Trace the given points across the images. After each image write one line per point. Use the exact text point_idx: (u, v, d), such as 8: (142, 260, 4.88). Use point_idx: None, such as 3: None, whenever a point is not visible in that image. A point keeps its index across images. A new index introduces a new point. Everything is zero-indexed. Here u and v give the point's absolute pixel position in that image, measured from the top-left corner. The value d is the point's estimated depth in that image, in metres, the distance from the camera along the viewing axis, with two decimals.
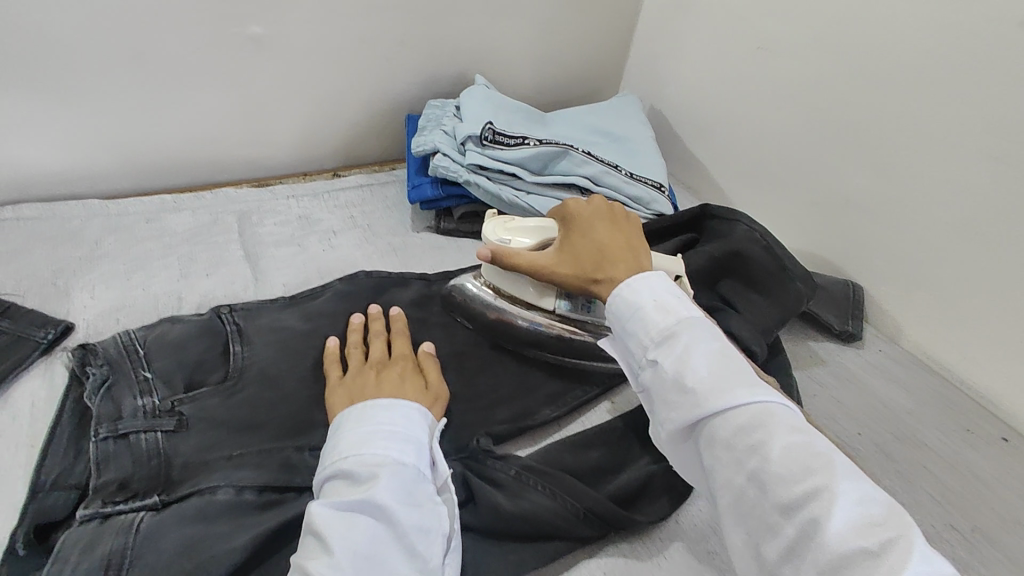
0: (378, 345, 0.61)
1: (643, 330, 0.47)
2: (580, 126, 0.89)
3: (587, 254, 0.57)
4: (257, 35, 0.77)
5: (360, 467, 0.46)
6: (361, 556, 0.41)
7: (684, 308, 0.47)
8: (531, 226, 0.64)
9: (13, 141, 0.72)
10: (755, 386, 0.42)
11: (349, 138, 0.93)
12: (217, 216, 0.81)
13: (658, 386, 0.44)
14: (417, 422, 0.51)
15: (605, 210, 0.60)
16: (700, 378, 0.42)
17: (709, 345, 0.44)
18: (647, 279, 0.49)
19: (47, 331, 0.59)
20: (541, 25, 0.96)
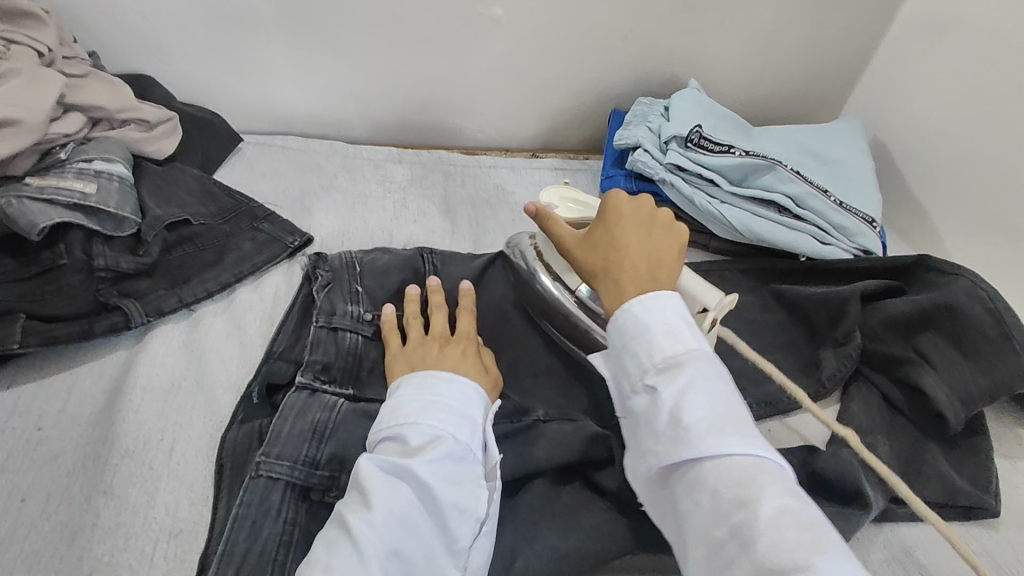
0: (440, 318, 0.60)
1: (648, 354, 0.44)
2: (791, 146, 0.86)
3: (609, 248, 0.51)
4: (497, 17, 0.85)
5: (410, 433, 0.47)
6: (397, 520, 0.43)
7: (690, 338, 0.44)
8: (581, 231, 0.59)
9: (296, 83, 0.88)
10: (747, 434, 0.40)
11: (554, 123, 0.99)
12: (429, 172, 0.91)
13: (648, 414, 0.42)
14: (473, 402, 0.51)
15: (644, 215, 0.53)
16: (698, 422, 0.40)
17: (712, 383, 0.42)
18: (651, 296, 0.46)
19: (294, 238, 0.70)
20: (768, 36, 0.93)
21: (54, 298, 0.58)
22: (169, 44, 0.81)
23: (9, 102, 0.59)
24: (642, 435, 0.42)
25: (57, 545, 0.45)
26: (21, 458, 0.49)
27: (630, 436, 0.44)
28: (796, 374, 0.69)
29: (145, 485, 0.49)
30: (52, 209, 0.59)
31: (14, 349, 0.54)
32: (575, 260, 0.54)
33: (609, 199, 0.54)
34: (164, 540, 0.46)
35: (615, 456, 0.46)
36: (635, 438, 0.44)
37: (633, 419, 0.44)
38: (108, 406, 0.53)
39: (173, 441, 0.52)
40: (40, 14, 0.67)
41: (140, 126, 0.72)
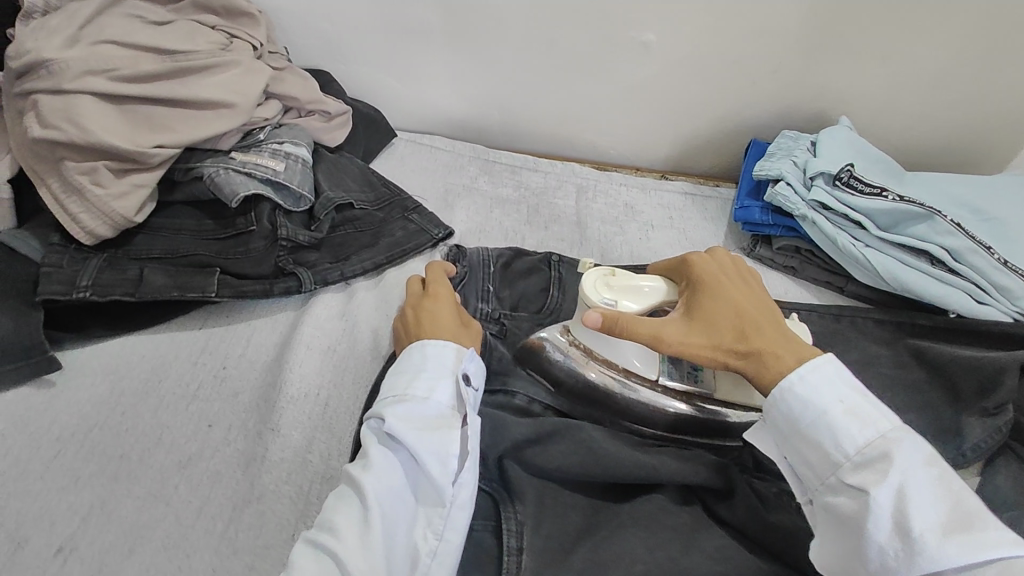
0: (414, 283, 0.64)
1: (834, 444, 0.46)
2: (949, 198, 0.81)
3: (723, 316, 0.55)
4: (649, 41, 0.87)
5: (386, 401, 0.51)
6: (383, 469, 0.47)
7: (879, 419, 0.46)
8: (635, 285, 0.58)
9: (450, 90, 0.95)
10: (987, 529, 0.41)
11: (689, 148, 1.00)
12: (562, 183, 0.95)
13: (861, 515, 0.43)
14: (444, 358, 0.53)
15: (724, 267, 0.59)
16: (926, 525, 0.41)
17: (923, 469, 0.44)
18: (825, 373, 0.48)
19: (438, 230, 0.76)
20: (934, 79, 0.88)
21: (243, 259, 0.66)
22: (347, 45, 0.91)
23: (230, 88, 0.69)
24: (857, 540, 0.43)
25: (234, 469, 0.52)
26: (209, 390, 0.57)
27: (830, 528, 0.46)
28: (932, 437, 0.65)
29: (305, 431, 0.55)
30: (250, 180, 0.68)
31: (211, 297, 0.62)
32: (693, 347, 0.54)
33: (691, 260, 0.59)
34: (318, 482, 0.52)
35: (813, 551, 0.46)
36: (843, 538, 0.45)
37: (838, 517, 0.45)
38: (278, 357, 0.60)
39: (329, 397, 0.58)
40: (255, 13, 0.78)
41: (321, 117, 0.80)
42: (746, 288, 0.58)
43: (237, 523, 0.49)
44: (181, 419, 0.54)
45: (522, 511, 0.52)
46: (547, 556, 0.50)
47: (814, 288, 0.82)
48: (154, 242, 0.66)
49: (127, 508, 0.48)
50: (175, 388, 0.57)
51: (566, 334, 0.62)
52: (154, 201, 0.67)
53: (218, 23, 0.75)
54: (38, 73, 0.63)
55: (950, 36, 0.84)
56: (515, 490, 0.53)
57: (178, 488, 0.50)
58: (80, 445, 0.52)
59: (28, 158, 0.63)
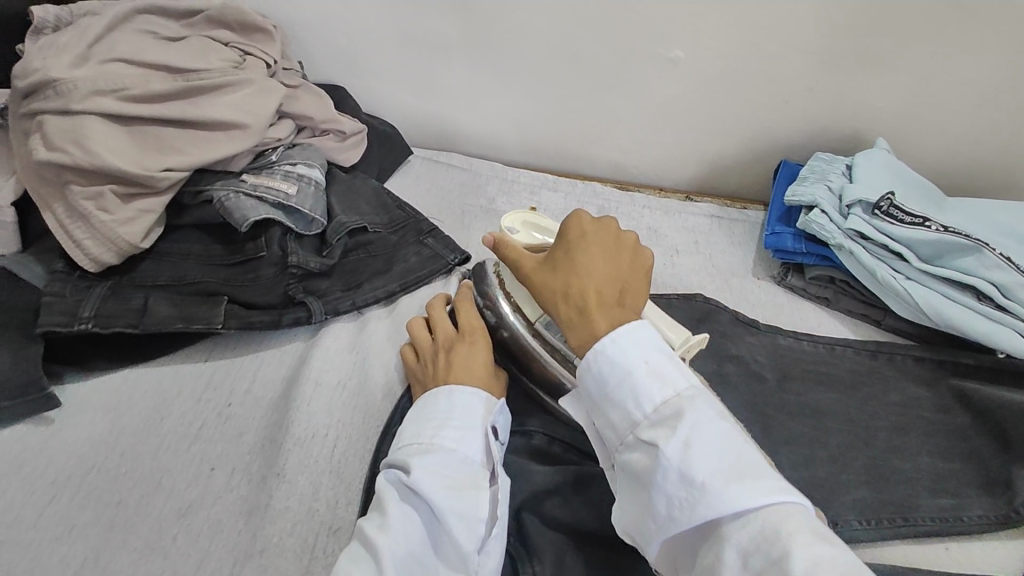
0: (443, 315, 0.61)
1: (635, 405, 0.42)
2: (995, 226, 0.76)
3: (568, 274, 0.50)
4: (675, 58, 0.83)
5: (409, 451, 0.48)
6: (407, 531, 0.43)
7: (678, 378, 0.42)
8: (546, 232, 0.63)
9: (468, 107, 0.92)
10: (763, 476, 0.37)
11: (715, 168, 0.96)
12: (582, 204, 0.91)
13: (648, 470, 0.40)
14: (472, 408, 0.51)
15: (607, 237, 0.52)
16: (708, 471, 0.38)
17: (713, 423, 0.40)
18: (639, 337, 0.44)
19: (454, 256, 0.73)
20: (978, 98, 0.83)
21: (251, 287, 0.63)
22: (363, 61, 0.88)
23: (241, 108, 0.67)
24: (650, 500, 0.40)
25: (236, 519, 0.49)
26: (212, 430, 0.54)
27: (633, 494, 0.41)
28: (981, 491, 0.61)
29: (312, 477, 0.52)
30: (260, 205, 0.65)
31: (217, 329, 0.60)
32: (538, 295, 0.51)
33: (571, 218, 0.53)
34: (324, 534, 0.49)
35: (619, 520, 0.43)
36: (635, 497, 0.41)
37: (629, 475, 0.42)
38: (285, 394, 0.58)
39: (336, 438, 0.55)
40: (270, 29, 0.76)
41: (336, 136, 0.78)
42: (614, 258, 0.51)
43: None
44: (183, 461, 0.52)
45: (541, 571, 0.48)
46: None
47: (849, 321, 0.77)
48: (160, 269, 0.64)
49: (122, 561, 0.46)
50: (177, 427, 0.54)
51: (495, 267, 0.63)
52: (161, 225, 0.64)
53: (232, 40, 0.73)
54: (45, 93, 0.61)
55: (997, 53, 0.79)
56: (534, 548, 0.49)
57: (176, 539, 0.47)
58: (76, 488, 0.49)
59: (33, 181, 0.61)
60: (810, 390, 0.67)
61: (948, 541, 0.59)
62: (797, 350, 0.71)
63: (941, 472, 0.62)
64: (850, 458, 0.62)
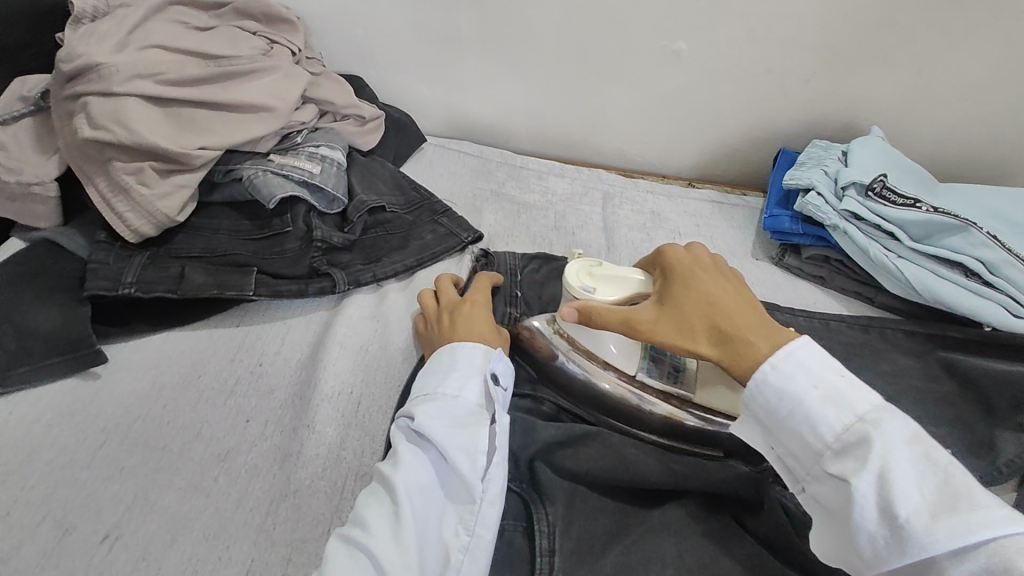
0: (446, 285, 0.65)
1: (814, 435, 0.45)
2: (981, 209, 0.80)
3: (697, 305, 0.53)
4: (679, 49, 0.87)
5: (416, 401, 0.52)
6: (412, 465, 0.48)
7: (858, 402, 0.44)
8: (619, 275, 0.60)
9: (479, 96, 0.96)
10: (972, 505, 0.39)
11: (716, 157, 1.00)
12: (588, 189, 0.95)
13: (847, 504, 0.43)
14: (471, 357, 0.54)
15: (704, 260, 0.56)
16: (914, 508, 0.40)
17: (905, 450, 0.42)
18: (797, 358, 0.47)
19: (467, 234, 0.77)
20: (967, 87, 0.87)
21: (279, 259, 0.68)
22: (380, 51, 0.93)
23: (269, 92, 0.71)
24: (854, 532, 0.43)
25: (271, 464, 0.53)
26: (246, 386, 0.58)
27: (834, 523, 0.45)
28: (965, 452, 0.64)
29: (339, 429, 0.56)
30: (287, 183, 0.69)
31: (248, 296, 0.64)
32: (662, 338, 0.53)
33: (668, 251, 0.57)
34: (351, 478, 0.53)
35: (816, 541, 0.46)
36: (839, 529, 0.44)
37: (829, 506, 0.45)
38: (312, 355, 0.62)
39: (360, 395, 0.59)
40: (293, 19, 0.80)
41: (356, 121, 0.82)
42: (719, 276, 0.55)
43: (273, 517, 0.50)
44: (220, 413, 0.56)
45: (553, 512, 0.52)
46: (577, 558, 0.50)
47: (843, 299, 0.81)
48: (193, 241, 0.68)
49: (168, 499, 0.50)
50: (213, 384, 0.58)
51: (552, 325, 0.63)
52: (195, 201, 0.68)
53: (258, 29, 0.77)
54: (87, 76, 0.65)
55: (986, 44, 0.82)
56: (545, 493, 0.54)
57: (217, 481, 0.51)
58: (123, 436, 0.53)
59: (77, 158, 0.65)
60: None
61: None
62: (793, 324, 0.75)
63: (928, 435, 0.65)
64: None
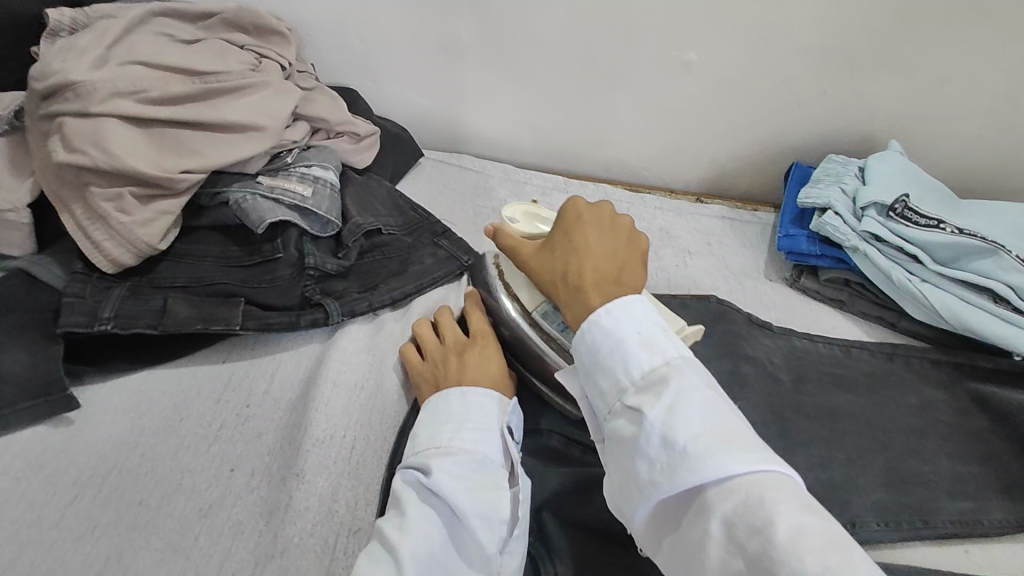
0: (450, 321, 0.62)
1: (624, 372, 0.43)
2: (1010, 229, 0.76)
3: (563, 254, 0.52)
4: (687, 59, 0.83)
5: (427, 452, 0.48)
6: (425, 530, 0.44)
7: (668, 348, 0.43)
8: (546, 226, 0.64)
9: (480, 109, 0.92)
10: (748, 443, 0.38)
11: (726, 171, 0.96)
12: (594, 206, 0.91)
13: (633, 436, 0.41)
14: (488, 410, 0.51)
15: (603, 223, 0.53)
16: (692, 436, 0.38)
17: (700, 392, 0.41)
18: (632, 310, 0.45)
19: (469, 258, 0.73)
20: (990, 100, 0.83)
21: (268, 288, 0.64)
22: (376, 63, 0.89)
23: (258, 110, 0.67)
24: (626, 461, 0.41)
25: (257, 520, 0.49)
26: (232, 430, 0.54)
27: (616, 463, 0.42)
28: (999, 494, 0.60)
29: (331, 479, 0.52)
30: (277, 207, 0.65)
31: (236, 330, 0.60)
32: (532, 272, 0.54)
33: (571, 206, 0.55)
34: (344, 536, 0.49)
35: (611, 491, 0.43)
36: (619, 465, 0.42)
37: (613, 442, 0.43)
38: (303, 394, 0.58)
39: (354, 439, 0.55)
40: (284, 31, 0.76)
41: (351, 138, 0.78)
42: (610, 238, 0.53)
43: None
44: (203, 461, 0.52)
45: (563, 571, 0.49)
46: None
47: (863, 323, 0.77)
48: (178, 270, 0.64)
49: (144, 561, 0.46)
50: (196, 428, 0.54)
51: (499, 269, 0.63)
52: (179, 227, 0.64)
53: (247, 43, 0.74)
54: (64, 95, 0.61)
55: (1012, 55, 0.79)
56: (555, 550, 0.51)
57: (197, 540, 0.47)
58: (97, 489, 0.49)
59: (53, 182, 0.61)
60: (825, 393, 0.67)
61: (968, 545, 0.58)
62: (811, 352, 0.71)
63: (959, 475, 0.61)
64: (867, 460, 0.62)
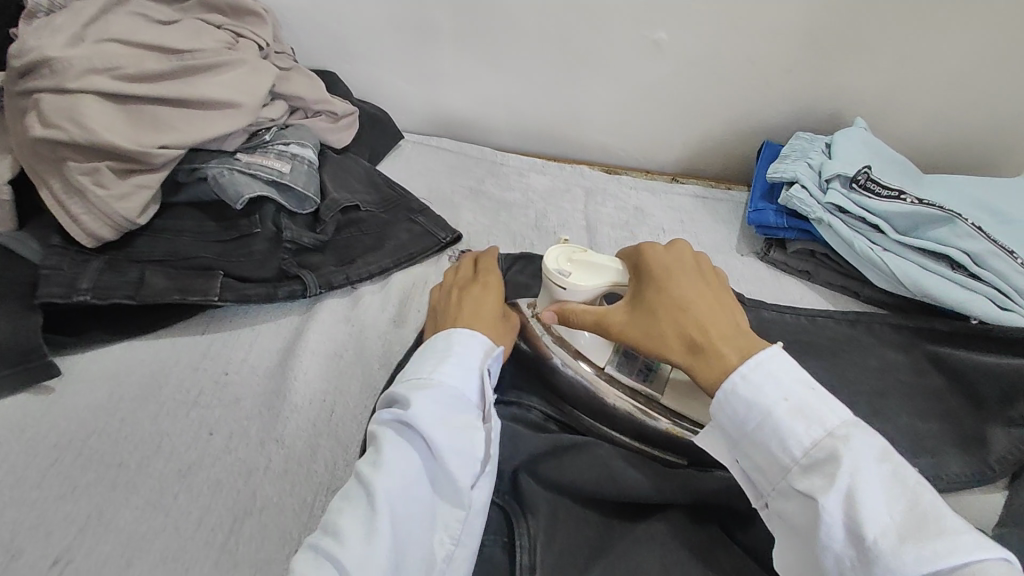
0: (467, 265, 0.66)
1: (782, 449, 0.43)
2: (967, 200, 0.79)
3: (667, 308, 0.51)
4: (661, 40, 0.85)
5: (406, 390, 0.49)
6: (399, 463, 0.44)
7: (827, 417, 0.43)
8: (598, 263, 0.58)
9: (458, 91, 0.94)
10: (955, 531, 0.37)
11: (699, 152, 0.98)
12: (570, 186, 0.93)
13: (813, 524, 0.41)
14: (469, 351, 0.52)
15: (687, 262, 0.54)
16: (880, 530, 0.38)
17: (875, 469, 0.41)
18: (769, 371, 0.45)
19: (446, 234, 0.75)
20: (952, 79, 0.86)
21: (246, 261, 0.65)
22: (354, 46, 0.90)
23: (235, 88, 0.68)
24: (814, 551, 0.41)
25: (235, 479, 0.50)
26: (211, 397, 0.55)
27: (797, 544, 0.43)
28: (955, 450, 0.63)
29: (308, 440, 0.53)
30: (254, 182, 0.67)
31: (213, 301, 0.61)
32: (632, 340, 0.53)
33: (648, 250, 0.55)
34: (322, 492, 0.50)
35: (778, 562, 0.44)
36: (808, 553, 0.42)
37: (798, 528, 0.43)
38: (281, 363, 0.59)
39: (333, 404, 0.56)
40: (261, 12, 0.77)
41: (328, 117, 0.79)
42: (702, 282, 0.53)
43: (237, 535, 0.47)
44: (182, 425, 0.53)
45: (534, 524, 0.51)
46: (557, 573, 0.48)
47: (829, 294, 0.80)
48: (156, 244, 0.65)
49: (125, 519, 0.47)
50: (175, 394, 0.55)
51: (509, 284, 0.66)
52: (157, 202, 0.65)
53: (223, 22, 0.74)
54: (39, 71, 0.62)
55: (973, 34, 0.81)
56: (528, 504, 0.53)
57: (177, 498, 0.49)
58: (77, 452, 0.50)
59: (29, 158, 0.61)
60: (791, 358, 0.69)
61: None
62: (779, 320, 0.74)
63: (918, 433, 0.64)
64: None
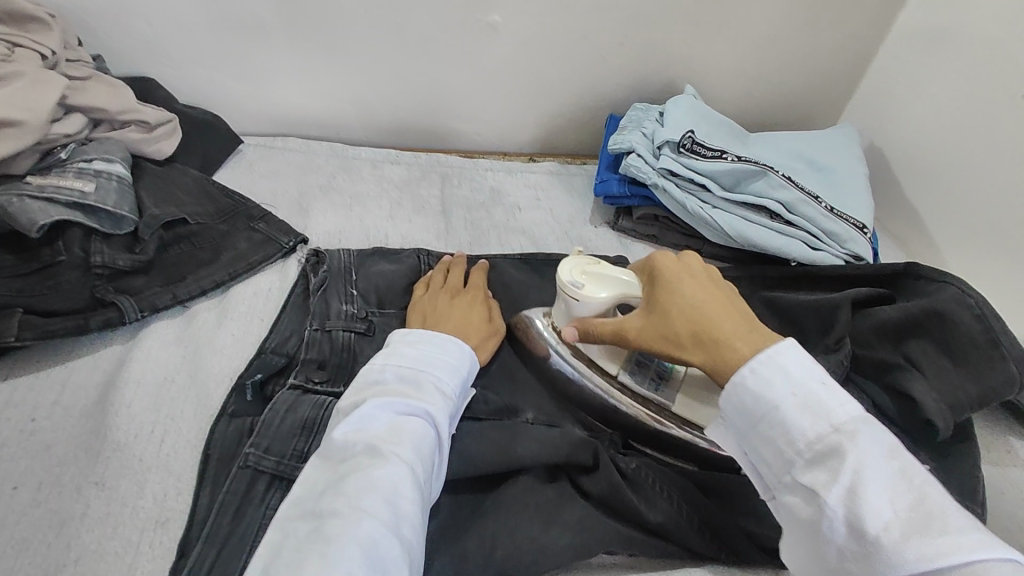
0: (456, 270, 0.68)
1: (789, 442, 0.40)
2: (784, 153, 0.86)
3: (676, 312, 0.48)
4: (494, 22, 0.85)
5: (415, 383, 0.50)
6: (420, 450, 0.46)
7: (836, 410, 0.39)
8: (611, 275, 0.57)
9: (295, 88, 0.90)
10: (953, 527, 0.34)
11: (551, 129, 1.00)
12: (425, 173, 0.92)
13: (817, 517, 0.38)
14: (462, 357, 0.55)
15: (699, 271, 0.50)
16: (885, 522, 0.35)
17: (884, 465, 0.37)
18: (779, 365, 0.42)
19: (289, 238, 0.71)
20: (768, 42, 0.93)
21: (51, 294, 0.59)
22: (173, 49, 0.83)
23: (13, 103, 0.60)
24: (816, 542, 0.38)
25: (45, 533, 0.47)
26: (14, 447, 0.51)
27: (801, 539, 0.40)
28: None
29: (135, 477, 0.51)
30: (51, 207, 0.60)
31: (11, 342, 0.55)
32: (645, 343, 0.51)
33: (658, 256, 0.52)
34: (151, 529, 0.48)
35: (791, 556, 0.41)
36: (808, 543, 0.39)
37: (795, 516, 0.40)
38: (101, 400, 0.55)
39: (164, 433, 0.54)
40: (45, 17, 0.68)
41: (141, 127, 0.73)
42: (708, 287, 0.49)
43: None
44: None
45: None
46: None
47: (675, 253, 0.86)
48: None
49: None
50: None
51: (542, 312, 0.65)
52: None
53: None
54: None
55: None
56: None
57: None
58: None
59: None
60: None
61: None
62: None
63: None
64: None
